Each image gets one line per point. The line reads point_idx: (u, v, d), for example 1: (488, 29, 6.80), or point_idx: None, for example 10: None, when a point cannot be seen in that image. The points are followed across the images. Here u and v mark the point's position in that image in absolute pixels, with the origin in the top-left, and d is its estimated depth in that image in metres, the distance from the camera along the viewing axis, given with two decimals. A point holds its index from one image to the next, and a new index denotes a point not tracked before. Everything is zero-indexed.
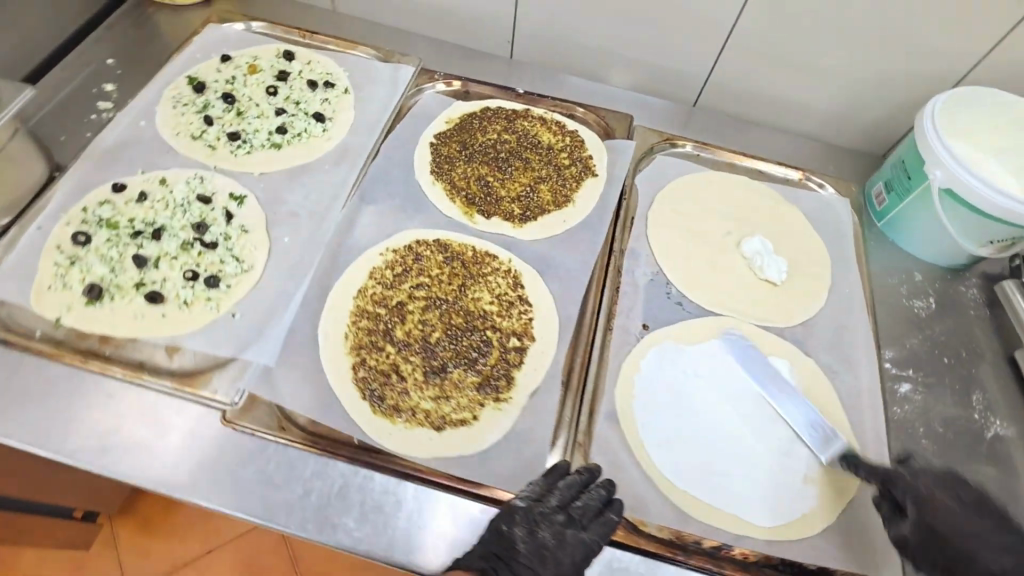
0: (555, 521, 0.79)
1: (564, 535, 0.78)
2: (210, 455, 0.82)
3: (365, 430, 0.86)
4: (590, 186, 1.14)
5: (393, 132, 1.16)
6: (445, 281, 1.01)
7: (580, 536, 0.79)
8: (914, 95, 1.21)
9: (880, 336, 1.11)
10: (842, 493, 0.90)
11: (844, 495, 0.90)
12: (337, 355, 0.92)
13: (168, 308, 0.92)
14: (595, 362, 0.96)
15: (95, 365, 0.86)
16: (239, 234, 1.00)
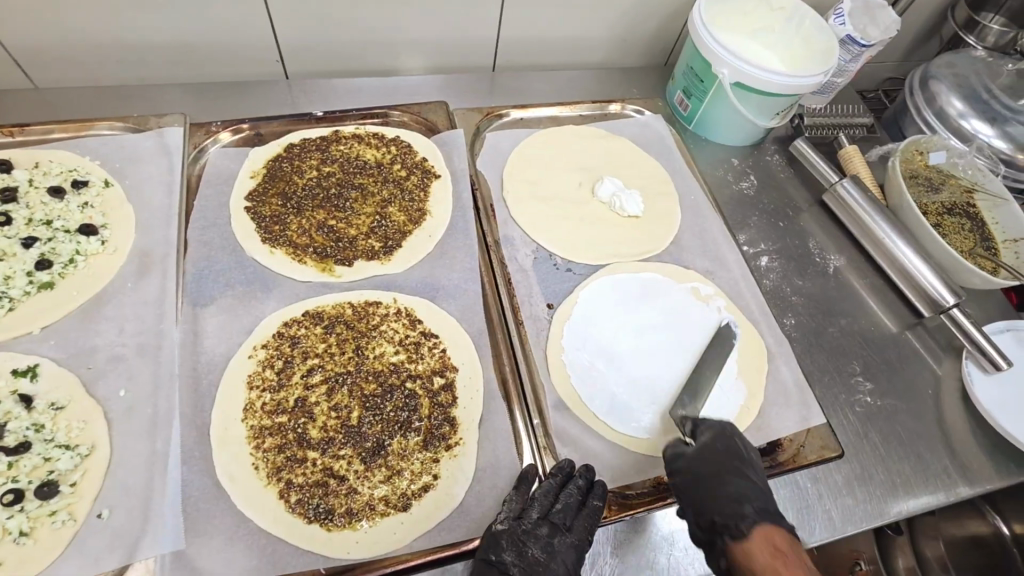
0: (539, 534, 0.76)
1: (551, 540, 0.76)
2: None
3: (324, 552, 0.74)
4: (437, 190, 1.08)
5: (196, 212, 0.97)
6: (338, 353, 0.89)
7: (568, 539, 0.77)
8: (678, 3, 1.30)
9: (732, 225, 1.19)
10: (761, 370, 1.00)
11: (762, 371, 1.00)
12: (254, 493, 0.77)
13: (1, 551, 0.69)
14: (523, 362, 0.93)
15: None
16: (55, 415, 0.78)
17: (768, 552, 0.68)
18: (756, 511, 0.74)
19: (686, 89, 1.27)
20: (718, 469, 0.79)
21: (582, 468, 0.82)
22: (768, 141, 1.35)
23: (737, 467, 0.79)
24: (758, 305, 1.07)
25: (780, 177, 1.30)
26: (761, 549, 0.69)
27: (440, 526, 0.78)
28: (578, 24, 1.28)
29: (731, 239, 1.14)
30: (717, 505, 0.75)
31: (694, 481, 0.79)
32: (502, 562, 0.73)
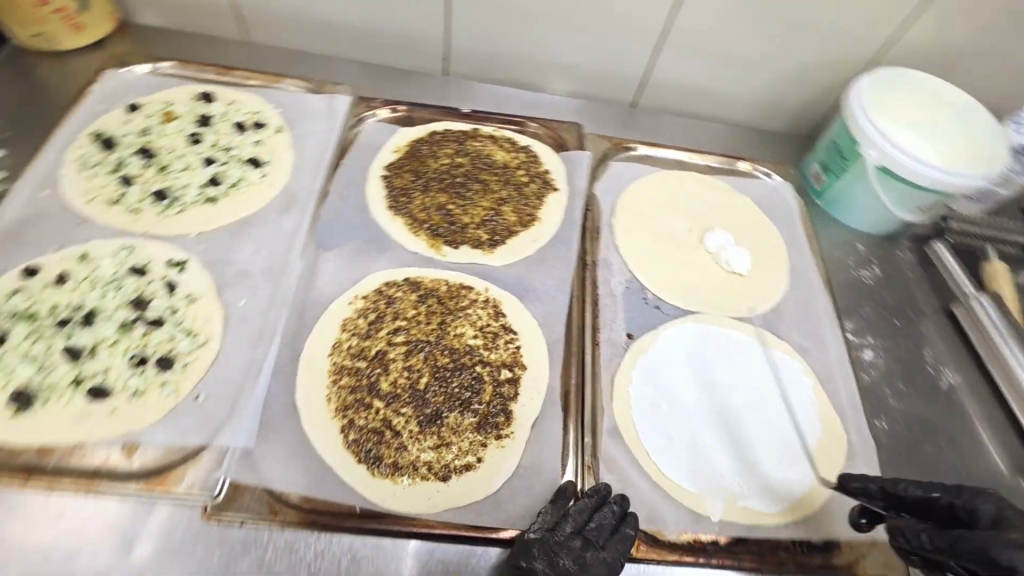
0: (572, 547, 0.76)
1: (585, 556, 0.76)
2: (196, 556, 0.73)
3: (363, 494, 0.79)
4: (552, 201, 1.12)
5: (341, 169, 1.10)
6: (424, 321, 0.95)
7: (601, 556, 0.76)
8: (837, 79, 1.27)
9: (840, 309, 1.13)
10: (836, 463, 0.93)
11: (837, 463, 0.93)
12: (320, 420, 0.84)
13: (118, 401, 0.81)
14: (589, 380, 0.94)
15: (38, 482, 0.74)
16: (187, 304, 0.90)
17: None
18: None
19: (824, 163, 1.23)
20: None
21: (617, 496, 0.83)
22: (903, 236, 1.26)
23: None
24: (849, 396, 1.00)
25: (908, 277, 1.21)
26: None
27: (472, 507, 0.81)
28: (728, 78, 1.29)
29: (835, 323, 1.08)
30: None
31: None
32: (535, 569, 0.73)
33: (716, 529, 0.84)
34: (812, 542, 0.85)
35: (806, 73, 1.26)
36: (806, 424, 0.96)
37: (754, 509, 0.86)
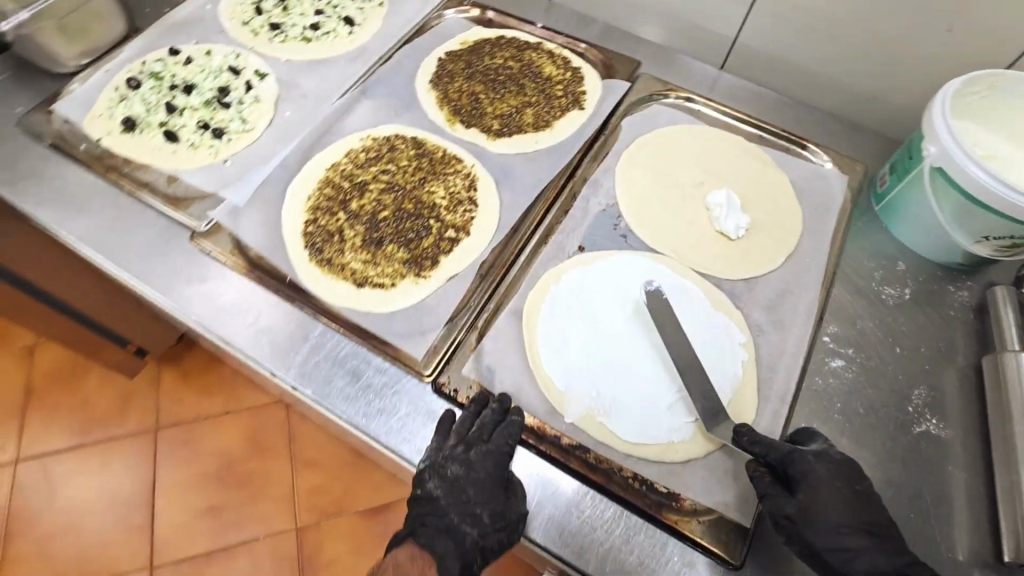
0: (458, 453, 0.83)
1: (470, 457, 0.83)
2: (175, 259, 0.99)
3: (296, 269, 0.99)
4: (572, 117, 1.17)
5: (411, 43, 1.27)
6: (409, 172, 1.10)
7: (487, 447, 0.83)
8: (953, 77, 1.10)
9: (826, 309, 1.01)
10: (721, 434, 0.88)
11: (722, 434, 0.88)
12: (296, 209, 1.04)
13: (179, 147, 1.10)
14: (519, 265, 1.00)
15: (113, 177, 1.06)
16: (252, 102, 1.16)
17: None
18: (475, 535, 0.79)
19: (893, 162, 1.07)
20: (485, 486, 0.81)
21: (484, 393, 0.88)
22: (972, 276, 1.06)
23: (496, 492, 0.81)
24: (779, 387, 0.92)
25: (949, 313, 1.02)
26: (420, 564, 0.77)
27: (368, 314, 0.95)
28: (820, 56, 1.20)
29: (810, 319, 0.98)
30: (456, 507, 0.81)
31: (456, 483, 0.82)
32: (429, 491, 0.82)
33: (564, 426, 0.89)
34: (653, 483, 0.85)
35: (912, 64, 1.11)
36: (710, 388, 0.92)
37: (605, 427, 0.89)
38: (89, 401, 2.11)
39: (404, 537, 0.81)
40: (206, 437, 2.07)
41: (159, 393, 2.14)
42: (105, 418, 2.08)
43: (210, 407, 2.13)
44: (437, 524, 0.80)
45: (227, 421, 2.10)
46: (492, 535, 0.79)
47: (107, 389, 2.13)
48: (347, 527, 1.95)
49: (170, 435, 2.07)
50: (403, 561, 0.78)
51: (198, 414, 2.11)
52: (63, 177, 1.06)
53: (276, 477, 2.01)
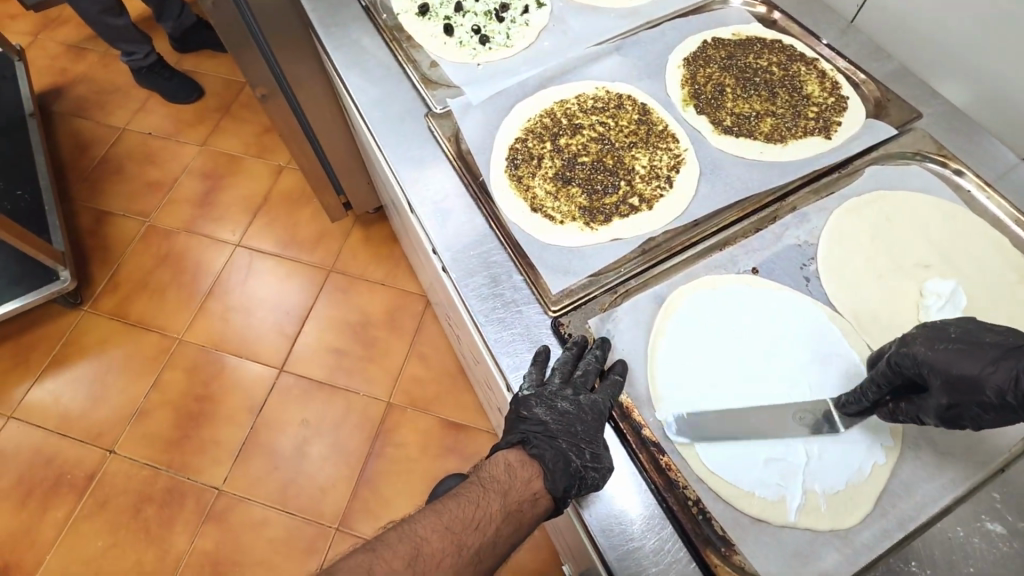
0: (566, 391, 0.85)
1: (579, 398, 0.85)
2: (407, 127, 1.15)
3: (491, 174, 1.09)
4: (812, 142, 1.08)
5: (684, 18, 1.27)
6: (624, 133, 1.12)
7: (592, 395, 0.86)
8: None
9: (1016, 462, 0.80)
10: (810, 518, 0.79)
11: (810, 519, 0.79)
12: (514, 125, 1.14)
13: (450, 41, 1.26)
14: (682, 257, 0.98)
15: (394, 46, 1.26)
16: (522, 24, 1.27)
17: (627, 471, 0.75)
18: (582, 465, 0.79)
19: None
20: (589, 426, 0.83)
21: (585, 338, 0.91)
22: None
23: (598, 436, 0.83)
24: (905, 512, 0.79)
25: None
26: (527, 478, 0.78)
27: (529, 235, 1.02)
28: None
29: (987, 462, 0.81)
30: (561, 435, 0.81)
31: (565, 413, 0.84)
32: (537, 416, 0.84)
33: (650, 419, 0.87)
34: (711, 518, 0.80)
35: None
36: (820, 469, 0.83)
37: (689, 440, 0.85)
38: (297, 224, 2.57)
39: (511, 446, 0.82)
40: (361, 295, 2.41)
41: (343, 242, 2.53)
42: (303, 244, 2.53)
43: (372, 272, 2.46)
44: (545, 445, 0.81)
45: (378, 290, 2.42)
46: (595, 470, 0.80)
47: (314, 223, 2.58)
48: (423, 423, 2.14)
49: (336, 279, 2.44)
50: (513, 463, 0.79)
51: (360, 274, 2.46)
52: (361, 33, 1.29)
53: (392, 353, 2.28)
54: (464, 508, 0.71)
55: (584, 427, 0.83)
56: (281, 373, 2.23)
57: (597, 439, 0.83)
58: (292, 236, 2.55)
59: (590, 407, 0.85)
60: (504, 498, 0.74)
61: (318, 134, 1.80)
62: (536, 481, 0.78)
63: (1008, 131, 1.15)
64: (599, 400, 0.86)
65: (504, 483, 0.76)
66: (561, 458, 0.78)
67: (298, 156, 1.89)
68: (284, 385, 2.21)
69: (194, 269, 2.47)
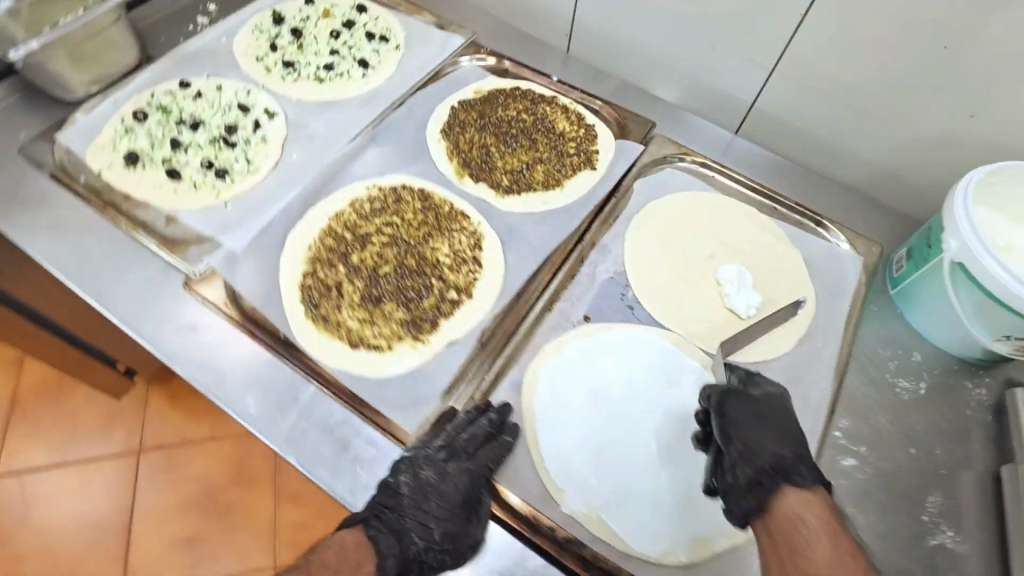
0: (438, 458, 0.82)
1: (449, 466, 0.82)
2: (166, 307, 0.95)
3: (293, 327, 0.95)
4: (584, 177, 1.14)
5: (425, 89, 1.25)
6: (414, 227, 1.06)
7: (466, 464, 0.83)
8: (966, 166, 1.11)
9: (838, 401, 0.96)
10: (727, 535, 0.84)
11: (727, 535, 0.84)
12: (294, 261, 1.00)
13: (181, 186, 1.07)
14: (520, 335, 0.96)
15: (111, 214, 1.03)
16: (259, 142, 1.13)
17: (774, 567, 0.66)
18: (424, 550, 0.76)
19: (930, 226, 1.01)
20: (450, 499, 0.80)
21: (485, 402, 0.89)
22: (988, 371, 1.00)
23: (458, 511, 0.80)
24: None
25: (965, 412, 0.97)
26: (349, 559, 0.71)
27: (361, 378, 0.91)
28: (840, 128, 1.21)
29: (821, 411, 0.94)
30: (415, 511, 0.78)
31: (428, 487, 0.80)
32: (395, 484, 0.80)
33: (559, 517, 0.83)
34: None
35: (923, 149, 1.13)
36: None
37: (603, 523, 0.83)
38: (78, 416, 2.06)
39: (350, 526, 0.76)
40: (193, 462, 2.01)
41: (146, 409, 2.09)
42: (90, 437, 2.02)
43: (194, 431, 2.06)
44: (389, 522, 0.76)
45: (211, 447, 2.04)
46: (439, 553, 0.77)
47: (94, 407, 2.08)
48: None
49: (153, 459, 2.01)
50: (347, 546, 0.73)
51: (181, 439, 2.05)
52: (60, 209, 1.03)
53: (257, 511, 1.95)
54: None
55: (446, 496, 0.80)
56: None
57: (454, 516, 0.80)
58: (71, 435, 2.02)
59: (456, 481, 0.81)
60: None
61: (53, 319, 1.42)
62: (366, 565, 0.72)
63: (718, 112, 1.36)
64: (473, 467, 0.83)
65: (336, 568, 0.69)
66: (399, 540, 0.76)
67: (43, 351, 1.50)
68: None
69: None
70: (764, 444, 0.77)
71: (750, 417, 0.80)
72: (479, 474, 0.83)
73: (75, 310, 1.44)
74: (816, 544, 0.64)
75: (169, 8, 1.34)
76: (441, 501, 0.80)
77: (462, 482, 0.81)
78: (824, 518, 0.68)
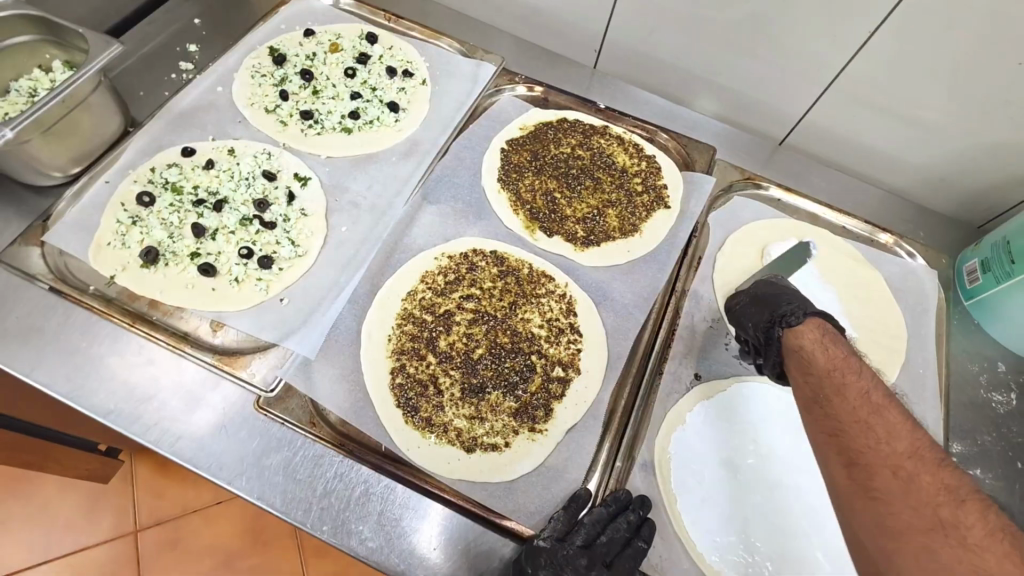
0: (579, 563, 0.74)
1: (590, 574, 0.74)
2: (240, 436, 0.81)
3: (395, 438, 0.83)
4: (660, 218, 1.08)
5: (468, 131, 1.13)
6: (497, 297, 0.96)
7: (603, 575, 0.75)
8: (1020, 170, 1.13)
9: (949, 427, 0.97)
10: None
11: None
12: (377, 358, 0.88)
13: (219, 282, 0.91)
14: (639, 407, 0.90)
15: (141, 329, 0.86)
16: (298, 216, 0.98)
17: (830, 363, 0.74)
18: None
19: (1008, 239, 1.01)
20: None
21: (624, 494, 0.81)
22: None
23: None
24: None
25: None
26: None
27: (485, 486, 0.82)
28: (895, 137, 1.21)
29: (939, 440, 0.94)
30: None
31: None
32: None
33: None
34: None
35: (977, 155, 1.15)
36: None
37: None
38: (49, 508, 1.70)
39: None
40: (200, 534, 1.73)
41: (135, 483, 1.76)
42: (72, 526, 1.68)
43: (194, 500, 1.77)
44: None
45: (221, 513, 1.76)
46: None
47: (69, 492, 1.73)
48: None
49: (156, 535, 1.71)
50: None
51: (180, 512, 1.74)
52: (73, 330, 0.85)
53: None
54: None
55: None
56: None
57: None
58: (47, 530, 1.67)
59: None
60: None
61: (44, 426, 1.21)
62: None
63: (761, 125, 1.33)
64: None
65: None
66: None
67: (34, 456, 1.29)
68: None
69: None
70: (783, 304, 0.84)
71: (777, 299, 0.87)
72: None
73: (68, 415, 1.23)
74: (828, 362, 0.74)
75: (142, 53, 1.12)
76: None
77: None
78: (822, 331, 0.79)
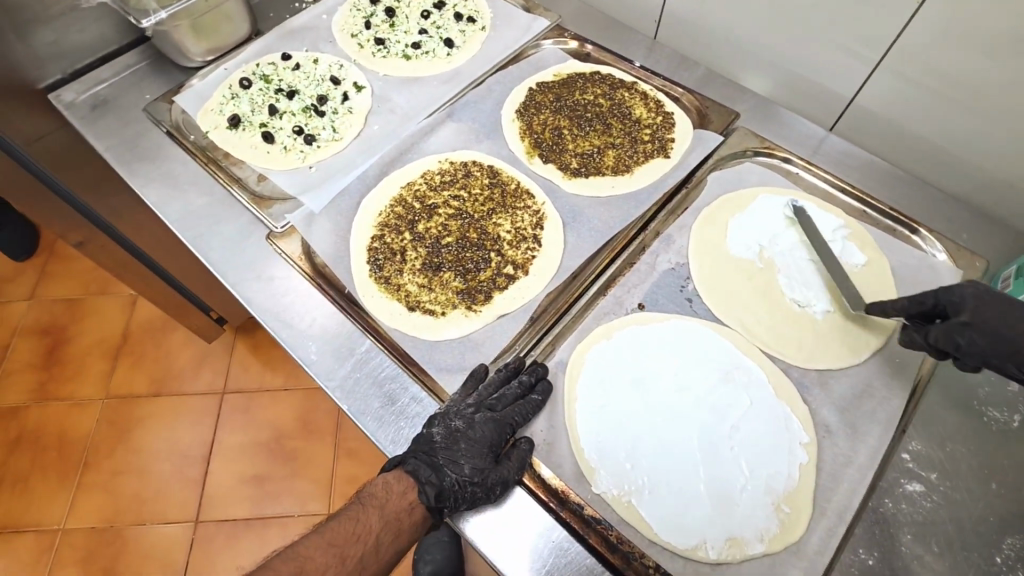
0: (464, 410, 0.84)
1: (476, 417, 0.83)
2: (249, 254, 1.03)
3: (356, 284, 1.00)
4: (655, 165, 1.12)
5: (504, 70, 1.27)
6: (480, 201, 1.10)
7: (492, 414, 0.84)
8: None
9: (911, 420, 0.87)
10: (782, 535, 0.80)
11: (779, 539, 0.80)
12: (366, 225, 1.07)
13: (274, 149, 1.16)
14: (570, 315, 0.97)
15: (210, 168, 1.13)
16: (346, 113, 1.21)
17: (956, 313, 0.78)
18: (459, 479, 0.77)
19: None
20: (483, 446, 0.81)
21: (517, 363, 0.90)
22: None
23: (489, 453, 0.81)
24: (841, 503, 0.82)
25: None
26: (391, 494, 0.74)
27: (414, 339, 0.95)
28: None
29: (889, 429, 0.86)
30: (447, 449, 0.80)
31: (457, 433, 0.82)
32: (429, 433, 0.82)
33: (588, 496, 0.83)
34: None
35: None
36: (756, 489, 0.83)
37: (639, 515, 0.81)
38: (169, 354, 2.09)
39: (391, 468, 0.79)
40: (266, 408, 1.99)
41: (233, 356, 2.09)
42: (183, 373, 2.05)
43: (270, 381, 2.04)
44: (425, 459, 0.79)
45: (283, 398, 2.01)
46: (470, 486, 0.78)
47: (186, 346, 2.11)
48: None
49: (234, 401, 2.00)
50: (389, 480, 0.76)
51: (258, 386, 2.03)
52: (171, 162, 1.15)
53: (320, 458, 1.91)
54: (347, 523, 0.69)
55: (477, 441, 0.81)
56: (199, 525, 1.78)
57: (487, 456, 0.81)
58: (165, 370, 2.06)
59: (482, 428, 0.82)
60: (383, 511, 0.72)
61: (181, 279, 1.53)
62: (412, 491, 0.75)
63: None
64: (500, 418, 0.84)
65: (382, 498, 0.73)
66: (437, 472, 0.77)
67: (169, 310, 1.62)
68: (206, 537, 1.76)
69: (59, 440, 1.92)
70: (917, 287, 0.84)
71: (968, 291, 0.78)
72: (510, 428, 0.84)
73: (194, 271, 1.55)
74: None
75: None
76: (468, 436, 0.82)
77: (489, 428, 0.83)
78: None
